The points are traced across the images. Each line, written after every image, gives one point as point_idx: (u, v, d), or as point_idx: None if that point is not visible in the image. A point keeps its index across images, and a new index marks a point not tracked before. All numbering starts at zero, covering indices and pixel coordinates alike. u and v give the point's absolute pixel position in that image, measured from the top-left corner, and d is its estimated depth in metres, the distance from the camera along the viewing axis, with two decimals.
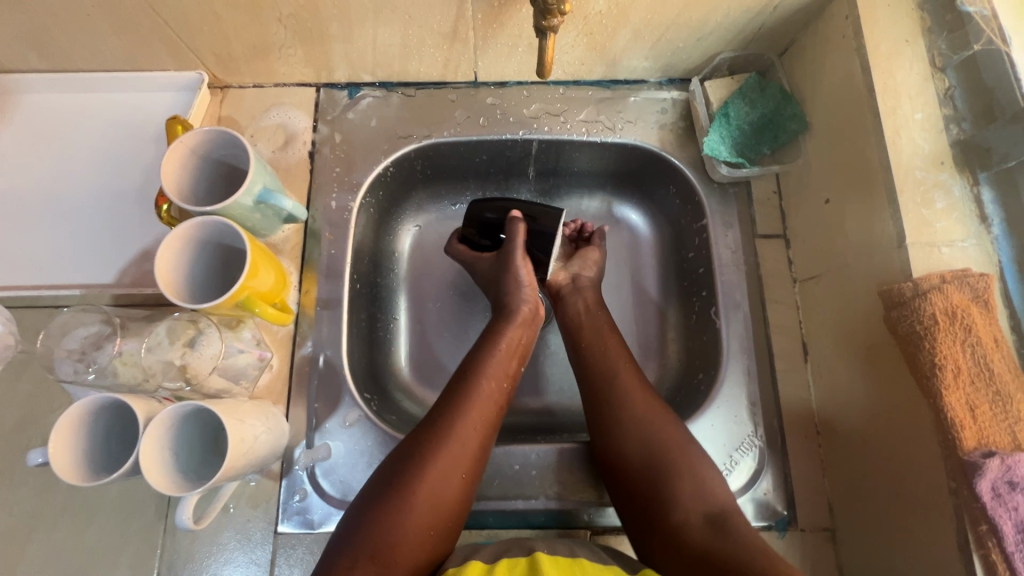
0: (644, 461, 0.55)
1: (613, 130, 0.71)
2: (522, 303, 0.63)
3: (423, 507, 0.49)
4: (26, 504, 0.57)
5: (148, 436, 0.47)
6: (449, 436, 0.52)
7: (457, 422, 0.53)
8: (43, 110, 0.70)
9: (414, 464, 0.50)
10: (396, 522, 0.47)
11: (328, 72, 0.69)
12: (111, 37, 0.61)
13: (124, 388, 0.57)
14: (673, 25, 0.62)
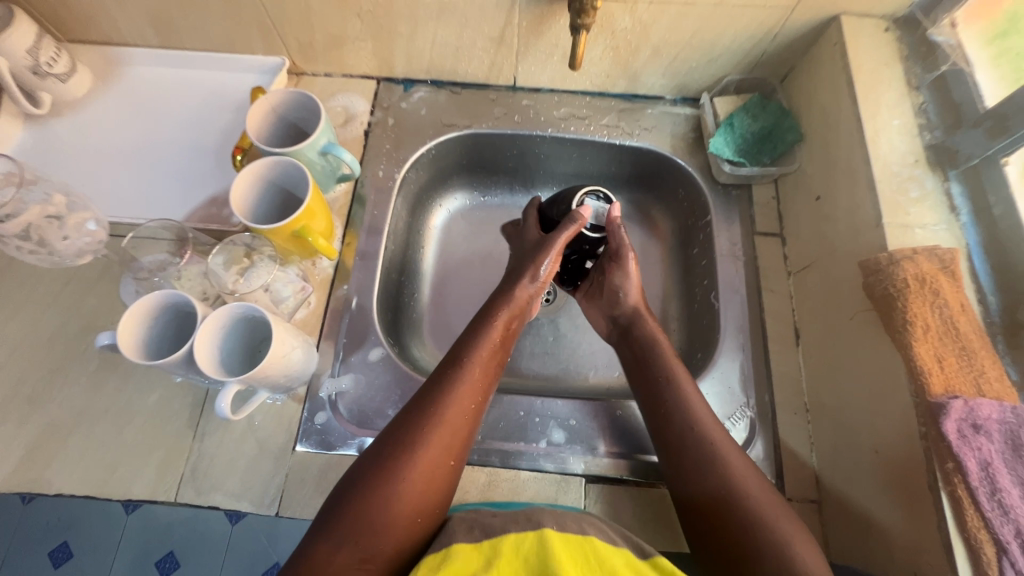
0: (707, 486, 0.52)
1: (631, 135, 0.80)
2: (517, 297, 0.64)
3: (408, 503, 0.48)
4: (75, 399, 0.63)
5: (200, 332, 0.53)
6: (429, 435, 0.52)
7: (440, 423, 0.52)
8: (144, 79, 0.82)
9: (394, 467, 0.49)
10: (376, 529, 0.46)
11: (389, 67, 0.81)
12: (219, 20, 0.74)
13: None
14: (688, 46, 0.73)
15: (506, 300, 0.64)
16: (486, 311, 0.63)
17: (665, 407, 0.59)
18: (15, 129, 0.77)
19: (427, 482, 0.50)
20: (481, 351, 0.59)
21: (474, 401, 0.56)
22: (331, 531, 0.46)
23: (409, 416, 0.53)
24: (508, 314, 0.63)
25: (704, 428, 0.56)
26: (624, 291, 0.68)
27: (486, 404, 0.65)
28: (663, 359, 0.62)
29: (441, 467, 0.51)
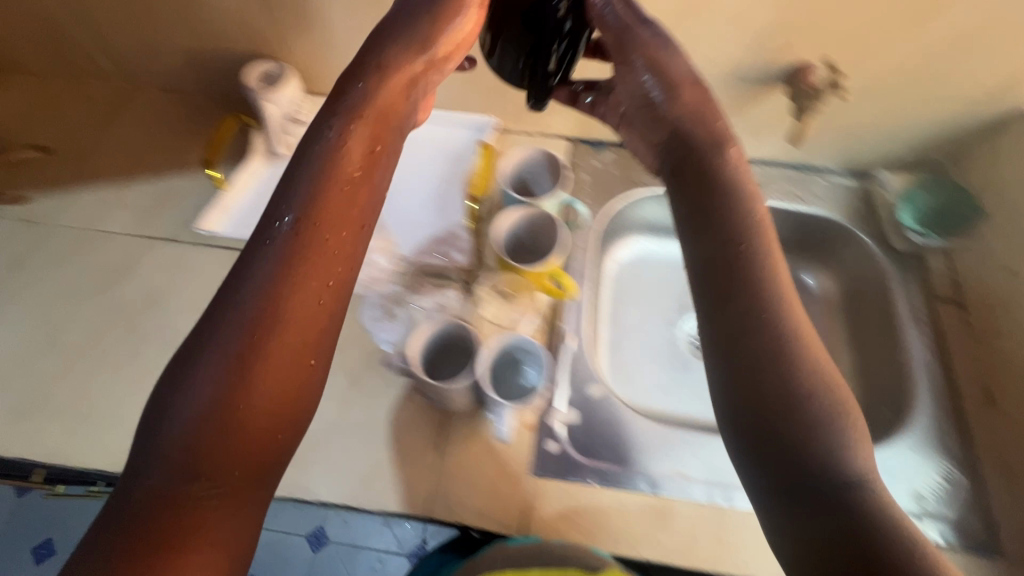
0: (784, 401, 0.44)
1: (805, 202, 0.88)
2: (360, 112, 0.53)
3: (230, 415, 0.40)
4: (330, 414, 0.70)
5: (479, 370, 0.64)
6: (273, 329, 0.43)
7: (270, 299, 0.44)
8: None
9: (241, 372, 0.41)
10: (217, 455, 0.40)
11: (587, 130, 0.91)
12: (454, 84, 0.85)
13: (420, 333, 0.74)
14: (873, 128, 0.81)
15: (350, 112, 0.52)
16: (343, 112, 0.52)
17: (765, 291, 0.48)
18: (259, 166, 0.86)
19: (274, 372, 0.42)
20: (322, 192, 0.49)
21: (330, 281, 0.47)
22: (154, 445, 0.39)
23: (222, 306, 0.44)
24: (372, 124, 0.53)
25: (763, 246, 0.50)
26: (662, 80, 0.57)
27: (704, 444, 0.72)
28: (755, 221, 0.51)
29: (297, 360, 0.44)
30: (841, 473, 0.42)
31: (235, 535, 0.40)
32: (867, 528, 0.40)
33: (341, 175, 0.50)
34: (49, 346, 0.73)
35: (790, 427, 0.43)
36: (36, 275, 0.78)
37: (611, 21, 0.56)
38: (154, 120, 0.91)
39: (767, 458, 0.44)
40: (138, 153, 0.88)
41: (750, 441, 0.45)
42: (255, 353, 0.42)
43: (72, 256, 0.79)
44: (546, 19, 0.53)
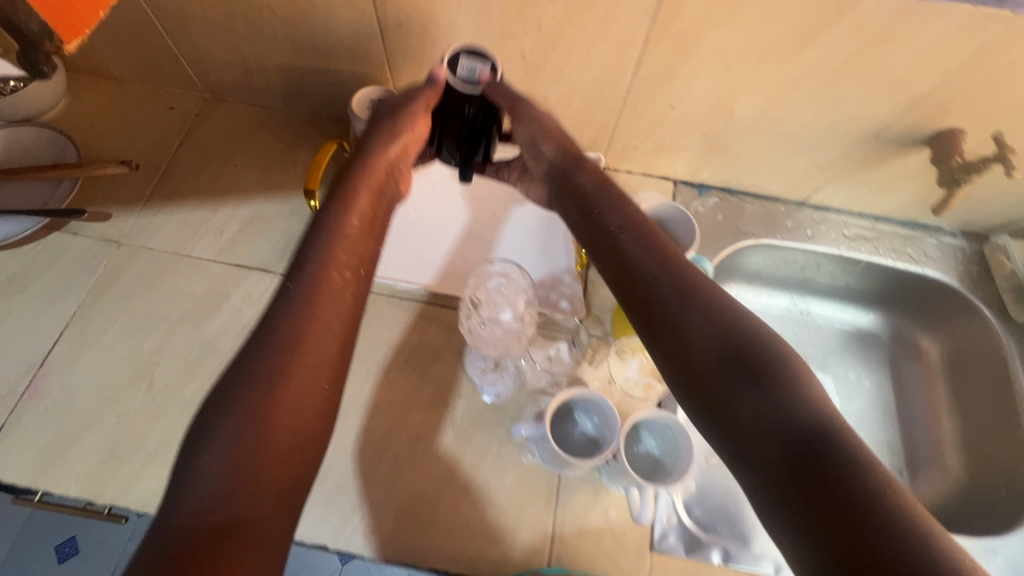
0: (713, 360, 0.46)
1: (918, 262, 0.85)
2: (373, 180, 0.63)
3: (247, 425, 0.47)
4: (436, 471, 0.66)
5: (619, 442, 0.60)
6: (287, 361, 0.50)
7: (298, 344, 0.51)
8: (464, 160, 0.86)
9: (258, 388, 0.48)
10: (240, 470, 0.45)
11: (694, 173, 0.86)
12: (564, 120, 0.80)
13: (531, 387, 0.70)
14: (1003, 195, 0.77)
15: (363, 187, 0.62)
16: (343, 203, 0.60)
17: (628, 273, 0.55)
18: None
19: (299, 402, 0.50)
20: (337, 254, 0.57)
21: (334, 314, 0.55)
22: (196, 469, 0.45)
23: (257, 346, 0.51)
24: (368, 198, 0.62)
25: (656, 248, 0.55)
26: (552, 140, 0.68)
27: None
28: (646, 227, 0.58)
29: (314, 389, 0.51)
30: (827, 427, 0.39)
31: (267, 550, 0.44)
32: (846, 477, 0.36)
33: (350, 226, 0.59)
34: (136, 381, 0.68)
35: (771, 392, 0.42)
36: (120, 301, 0.73)
37: (494, 90, 0.63)
38: (237, 136, 0.87)
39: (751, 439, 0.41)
40: (221, 170, 0.84)
41: (725, 427, 0.43)
42: (276, 387, 0.49)
43: (158, 282, 0.75)
44: (455, 114, 0.65)
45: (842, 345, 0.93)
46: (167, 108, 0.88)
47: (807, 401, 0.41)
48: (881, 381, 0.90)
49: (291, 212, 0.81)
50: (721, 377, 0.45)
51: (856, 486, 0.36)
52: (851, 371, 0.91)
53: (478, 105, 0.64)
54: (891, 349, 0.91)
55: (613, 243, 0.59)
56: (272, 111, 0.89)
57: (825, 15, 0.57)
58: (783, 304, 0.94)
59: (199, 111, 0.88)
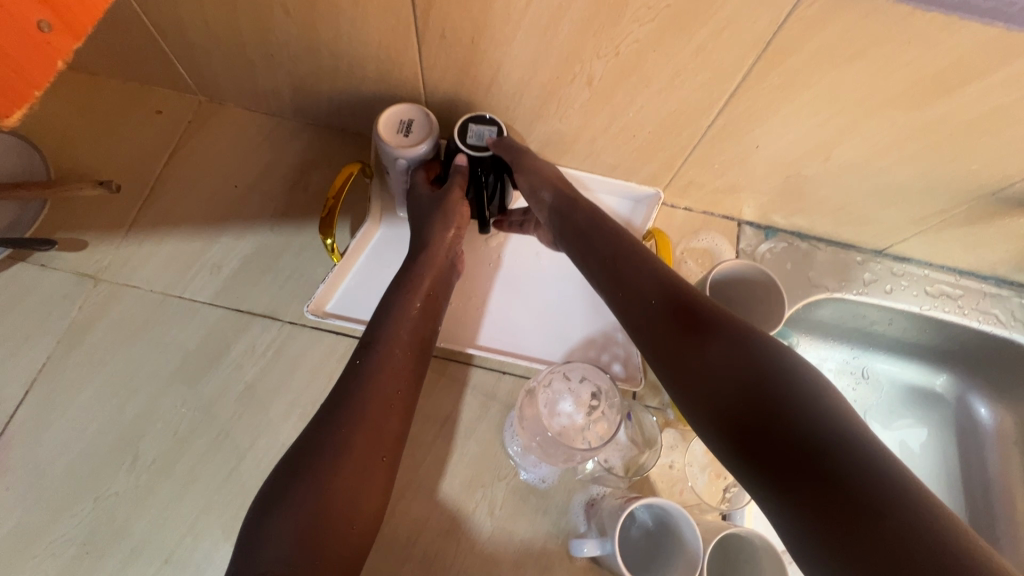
0: (718, 381, 0.40)
1: (1006, 325, 0.76)
2: (438, 256, 0.62)
3: (315, 495, 0.46)
4: (471, 571, 0.57)
5: (701, 561, 0.49)
6: (348, 433, 0.49)
7: (362, 416, 0.50)
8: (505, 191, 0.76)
9: (325, 458, 0.47)
10: (309, 544, 0.44)
11: (764, 215, 0.76)
12: (624, 152, 0.69)
13: (581, 473, 0.60)
14: None
15: (426, 263, 0.61)
16: (406, 281, 0.60)
17: (623, 292, 0.52)
18: (373, 228, 0.70)
19: (359, 479, 0.48)
20: (402, 328, 0.56)
21: (399, 389, 0.53)
22: (257, 543, 0.44)
23: (326, 416, 0.50)
24: (432, 275, 0.61)
25: (657, 268, 0.52)
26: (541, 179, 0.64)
27: None
28: (635, 244, 0.55)
29: (375, 464, 0.49)
30: (853, 428, 0.33)
31: None
32: (876, 491, 0.30)
33: (415, 299, 0.59)
34: (118, 454, 0.58)
35: (785, 402, 0.36)
36: (98, 351, 0.62)
37: (503, 148, 0.64)
38: (238, 150, 0.74)
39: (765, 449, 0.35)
40: (218, 191, 0.71)
41: (736, 439, 0.38)
42: (340, 461, 0.48)
43: (144, 329, 0.63)
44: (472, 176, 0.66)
45: (908, 407, 0.84)
46: (154, 112, 0.75)
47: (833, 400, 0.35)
48: (951, 451, 0.81)
49: (302, 245, 0.70)
50: (732, 385, 0.39)
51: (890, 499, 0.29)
52: (918, 437, 0.82)
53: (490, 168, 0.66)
54: (960, 413, 0.83)
55: (607, 266, 0.55)
56: (279, 121, 0.76)
57: (982, 61, 0.46)
58: (845, 354, 0.84)
59: (193, 117, 0.76)
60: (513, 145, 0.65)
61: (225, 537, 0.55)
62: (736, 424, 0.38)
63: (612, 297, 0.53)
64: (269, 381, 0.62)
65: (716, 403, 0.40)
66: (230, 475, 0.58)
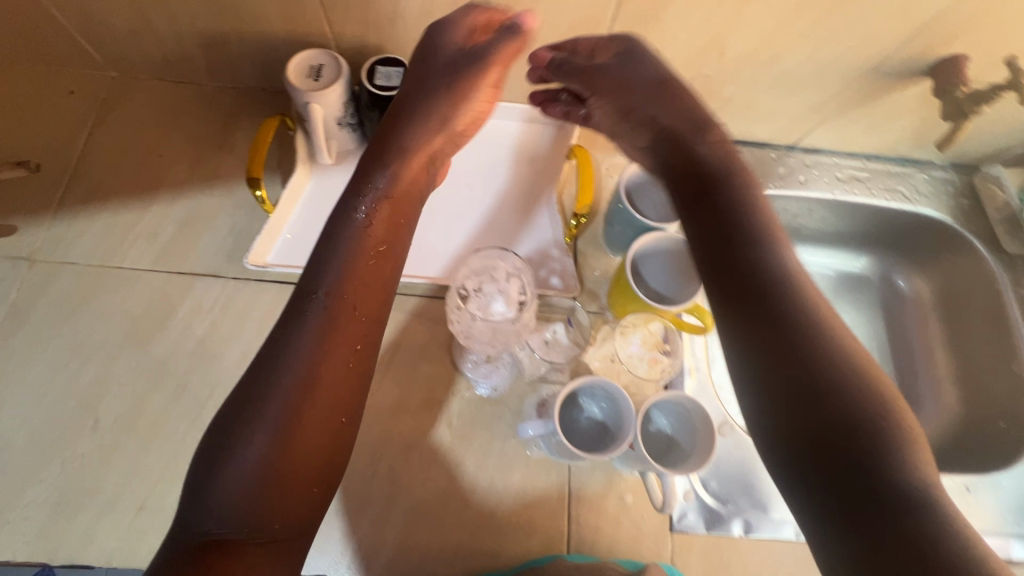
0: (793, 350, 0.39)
1: (911, 200, 0.82)
2: (384, 182, 0.52)
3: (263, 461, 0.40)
4: (436, 477, 0.61)
5: (636, 429, 0.55)
6: (298, 393, 0.42)
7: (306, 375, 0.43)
8: None
9: (260, 418, 0.41)
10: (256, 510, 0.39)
11: None
12: None
13: (527, 377, 0.65)
14: (999, 122, 0.74)
15: (372, 194, 0.51)
16: (352, 214, 0.50)
17: (716, 222, 0.47)
18: (304, 179, 0.72)
19: (313, 442, 0.42)
20: (354, 273, 0.48)
21: (356, 343, 0.46)
22: (200, 513, 0.39)
23: (261, 371, 0.43)
24: (392, 208, 0.52)
25: (758, 220, 0.46)
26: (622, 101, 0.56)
27: None
28: (735, 181, 0.49)
29: (332, 426, 0.43)
30: (902, 452, 0.35)
31: None
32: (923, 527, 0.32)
33: (364, 253, 0.49)
34: (79, 419, 0.59)
35: (852, 401, 0.37)
36: (44, 326, 0.63)
37: (561, 70, 0.58)
38: (159, 120, 0.74)
39: (812, 444, 0.37)
40: (144, 162, 0.72)
41: (795, 416, 0.38)
42: (295, 428, 0.42)
43: (87, 301, 0.64)
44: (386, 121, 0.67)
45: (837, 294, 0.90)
46: (67, 91, 0.74)
47: (904, 436, 0.36)
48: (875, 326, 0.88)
49: (235, 203, 0.71)
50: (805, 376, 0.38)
51: (940, 544, 0.31)
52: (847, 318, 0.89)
53: None
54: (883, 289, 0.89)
55: (699, 195, 0.50)
56: (197, 88, 0.76)
57: None
58: None
59: (108, 93, 0.75)
60: (579, 63, 0.57)
61: None
62: (792, 410, 0.38)
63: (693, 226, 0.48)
64: (219, 333, 0.64)
65: (779, 369, 0.39)
66: (194, 424, 0.60)
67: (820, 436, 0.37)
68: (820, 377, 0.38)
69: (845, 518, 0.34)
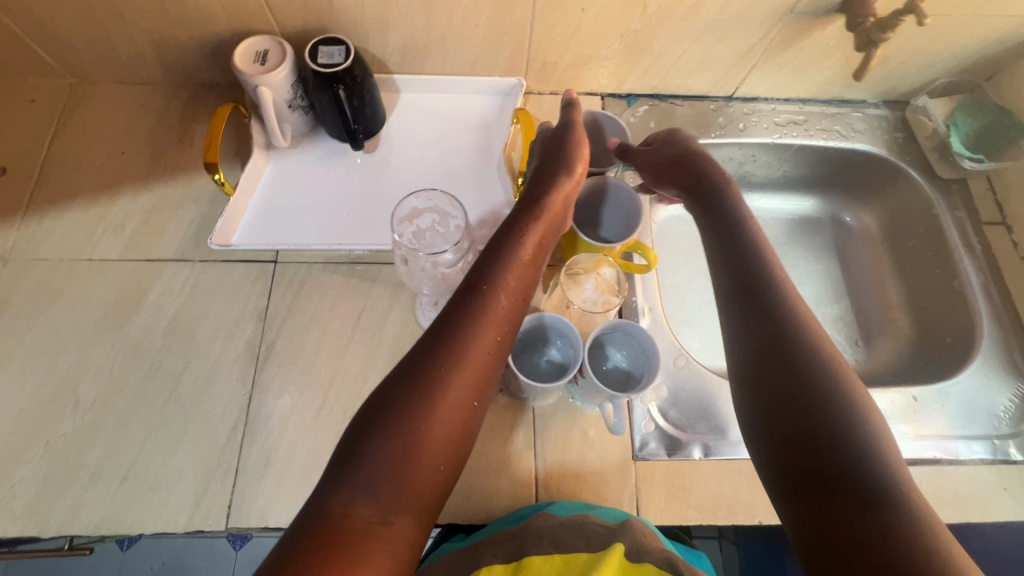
0: (813, 364, 0.49)
1: (848, 137, 0.86)
2: (558, 199, 0.60)
3: (407, 435, 0.43)
4: None
5: (582, 355, 0.58)
6: (448, 371, 0.46)
7: (461, 355, 0.48)
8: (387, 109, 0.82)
9: (417, 392, 0.45)
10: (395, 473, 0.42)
11: (620, 83, 0.83)
12: (476, 44, 0.75)
13: None
14: (919, 54, 0.78)
15: (540, 208, 0.59)
16: (522, 218, 0.58)
17: (745, 261, 0.58)
18: (262, 163, 0.76)
19: (452, 422, 0.46)
20: (509, 272, 0.53)
21: (499, 335, 0.51)
22: (346, 481, 0.41)
23: (425, 352, 0.48)
24: (544, 222, 0.58)
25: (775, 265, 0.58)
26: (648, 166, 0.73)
27: None
28: (752, 229, 0.62)
29: (466, 408, 0.47)
30: (871, 447, 0.43)
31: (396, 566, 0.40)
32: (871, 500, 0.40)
33: (507, 279, 0.53)
34: (60, 402, 0.62)
35: (837, 403, 0.46)
36: (20, 320, 0.66)
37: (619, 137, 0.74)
38: (119, 121, 0.77)
39: (796, 437, 0.46)
40: (107, 160, 0.75)
41: (789, 412, 0.48)
42: (433, 408, 0.45)
43: (60, 293, 0.67)
44: (331, 99, 0.70)
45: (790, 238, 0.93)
46: (28, 100, 0.77)
47: (878, 436, 0.44)
48: (826, 263, 0.92)
49: (198, 190, 0.74)
50: (791, 382, 0.48)
51: (892, 515, 0.39)
52: (800, 258, 0.92)
53: (348, 88, 0.69)
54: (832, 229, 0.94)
55: (731, 236, 0.61)
56: (154, 87, 0.79)
57: None
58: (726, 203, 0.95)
59: (67, 99, 0.78)
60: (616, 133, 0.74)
61: (176, 447, 0.61)
62: (780, 411, 0.48)
63: (731, 259, 0.59)
64: (189, 313, 0.67)
65: (794, 379, 0.49)
66: (170, 397, 0.63)
67: (805, 428, 0.46)
68: (806, 381, 0.48)
69: (817, 491, 0.43)
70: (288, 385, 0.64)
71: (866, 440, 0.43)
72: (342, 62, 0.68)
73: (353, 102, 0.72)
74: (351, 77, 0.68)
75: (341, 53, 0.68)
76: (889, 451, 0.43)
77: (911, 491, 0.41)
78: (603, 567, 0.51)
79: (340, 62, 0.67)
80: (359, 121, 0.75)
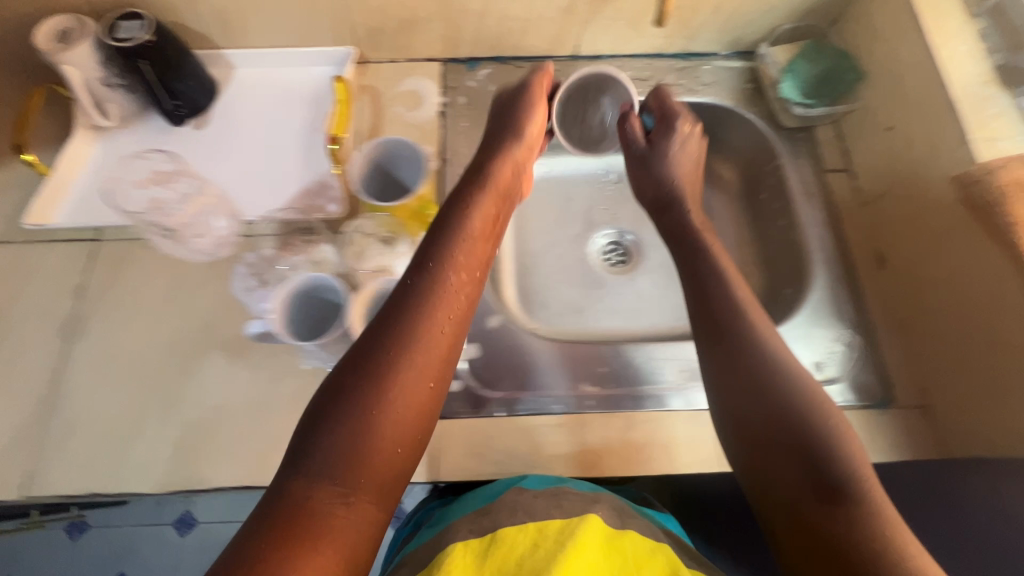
0: (768, 393, 0.54)
1: (693, 91, 0.84)
2: (495, 183, 0.64)
3: (366, 418, 0.44)
4: (211, 394, 0.64)
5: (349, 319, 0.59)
6: (397, 351, 0.48)
7: (425, 334, 0.49)
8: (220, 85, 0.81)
9: (359, 378, 0.46)
10: (347, 453, 0.43)
11: (455, 47, 0.82)
12: (291, 13, 0.75)
13: None
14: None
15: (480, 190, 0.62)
16: (461, 201, 0.61)
17: (699, 294, 0.62)
18: (89, 144, 0.76)
19: (411, 398, 0.47)
20: (457, 252, 0.56)
21: (454, 317, 0.52)
22: (303, 463, 0.42)
23: (373, 336, 0.49)
24: (489, 203, 0.62)
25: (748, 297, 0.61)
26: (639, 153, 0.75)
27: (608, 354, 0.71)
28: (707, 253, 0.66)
29: (419, 393, 0.47)
30: (851, 472, 0.48)
31: (350, 546, 0.41)
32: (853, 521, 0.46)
33: (457, 263, 0.55)
34: None
35: (804, 433, 0.51)
36: None
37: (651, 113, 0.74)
38: None
39: (757, 464, 0.52)
40: None
41: (765, 440, 0.52)
42: (396, 388, 0.46)
43: None
44: (140, 73, 0.70)
45: None
46: None
47: (850, 459, 0.50)
48: None
49: (26, 174, 0.75)
50: (769, 407, 0.53)
51: (861, 533, 0.45)
52: None
53: (154, 64, 0.69)
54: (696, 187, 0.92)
55: (685, 265, 0.66)
56: None
57: None
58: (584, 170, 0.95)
59: None
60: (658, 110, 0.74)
61: None
62: (758, 437, 0.53)
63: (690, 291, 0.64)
64: (7, 292, 0.68)
65: (768, 412, 0.53)
66: None
67: (777, 456, 0.51)
68: (767, 410, 0.53)
69: (793, 515, 0.49)
70: (100, 360, 0.66)
71: (838, 461, 0.49)
72: (141, 38, 0.67)
73: (168, 77, 0.72)
74: (154, 53, 0.68)
75: (142, 28, 0.68)
76: (853, 470, 0.49)
77: (882, 510, 0.46)
78: (582, 533, 0.48)
79: (138, 38, 0.67)
80: (182, 94, 0.75)
